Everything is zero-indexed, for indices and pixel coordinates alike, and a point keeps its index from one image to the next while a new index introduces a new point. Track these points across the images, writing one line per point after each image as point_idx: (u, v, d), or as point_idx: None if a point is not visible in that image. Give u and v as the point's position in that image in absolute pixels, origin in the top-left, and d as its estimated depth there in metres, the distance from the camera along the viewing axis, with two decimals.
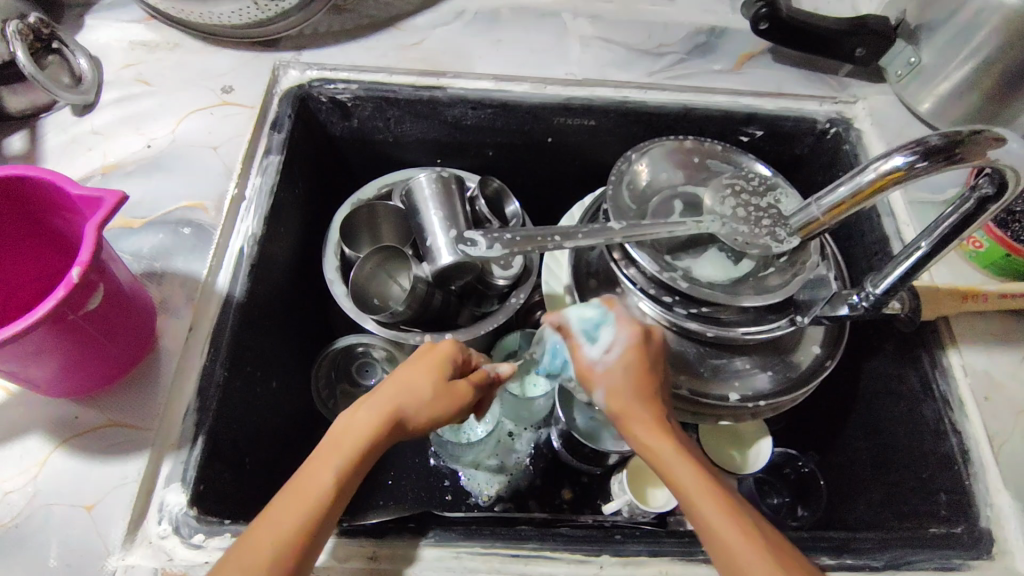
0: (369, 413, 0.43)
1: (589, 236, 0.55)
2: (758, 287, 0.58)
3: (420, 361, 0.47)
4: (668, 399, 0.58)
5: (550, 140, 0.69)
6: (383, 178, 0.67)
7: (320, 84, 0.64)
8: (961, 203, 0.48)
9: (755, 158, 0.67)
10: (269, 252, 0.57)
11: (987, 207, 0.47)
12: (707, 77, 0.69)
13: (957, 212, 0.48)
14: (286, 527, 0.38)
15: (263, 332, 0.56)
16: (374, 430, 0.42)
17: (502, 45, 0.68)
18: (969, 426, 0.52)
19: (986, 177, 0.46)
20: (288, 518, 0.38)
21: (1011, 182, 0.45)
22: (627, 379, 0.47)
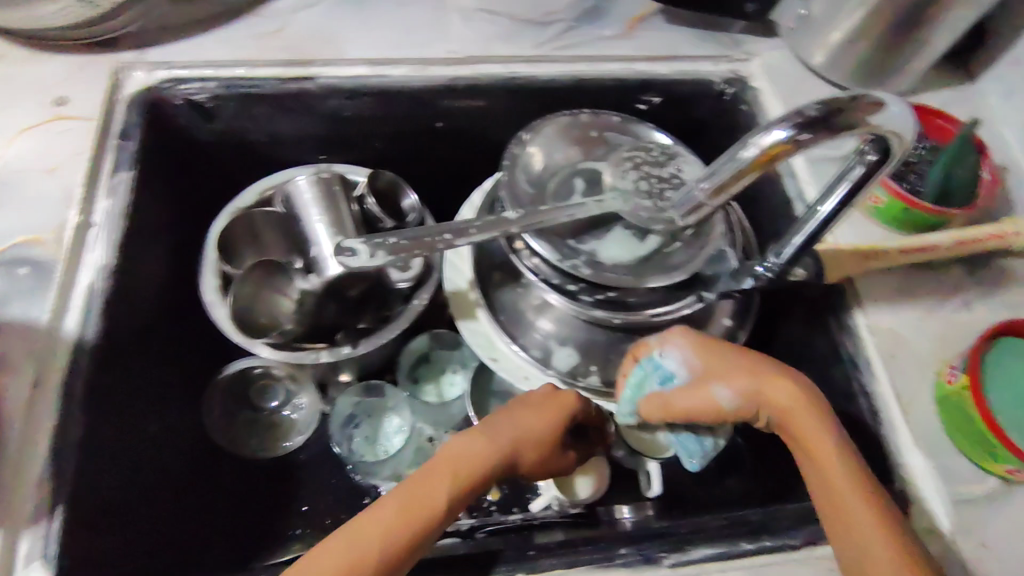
0: (480, 439, 0.46)
1: (482, 229, 0.51)
2: (663, 265, 0.55)
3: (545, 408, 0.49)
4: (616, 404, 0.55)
5: (440, 125, 0.65)
6: (263, 182, 0.61)
7: (172, 85, 0.57)
8: (849, 169, 0.45)
9: (653, 126, 0.64)
10: (129, 284, 0.51)
11: (874, 171, 0.44)
12: (598, 44, 0.65)
13: (848, 178, 0.45)
14: (386, 535, 0.40)
15: (129, 375, 0.50)
16: (484, 465, 0.45)
17: (375, 25, 0.62)
18: (878, 386, 0.52)
19: (870, 142, 0.43)
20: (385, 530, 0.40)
21: (892, 147, 0.42)
22: (742, 374, 0.47)
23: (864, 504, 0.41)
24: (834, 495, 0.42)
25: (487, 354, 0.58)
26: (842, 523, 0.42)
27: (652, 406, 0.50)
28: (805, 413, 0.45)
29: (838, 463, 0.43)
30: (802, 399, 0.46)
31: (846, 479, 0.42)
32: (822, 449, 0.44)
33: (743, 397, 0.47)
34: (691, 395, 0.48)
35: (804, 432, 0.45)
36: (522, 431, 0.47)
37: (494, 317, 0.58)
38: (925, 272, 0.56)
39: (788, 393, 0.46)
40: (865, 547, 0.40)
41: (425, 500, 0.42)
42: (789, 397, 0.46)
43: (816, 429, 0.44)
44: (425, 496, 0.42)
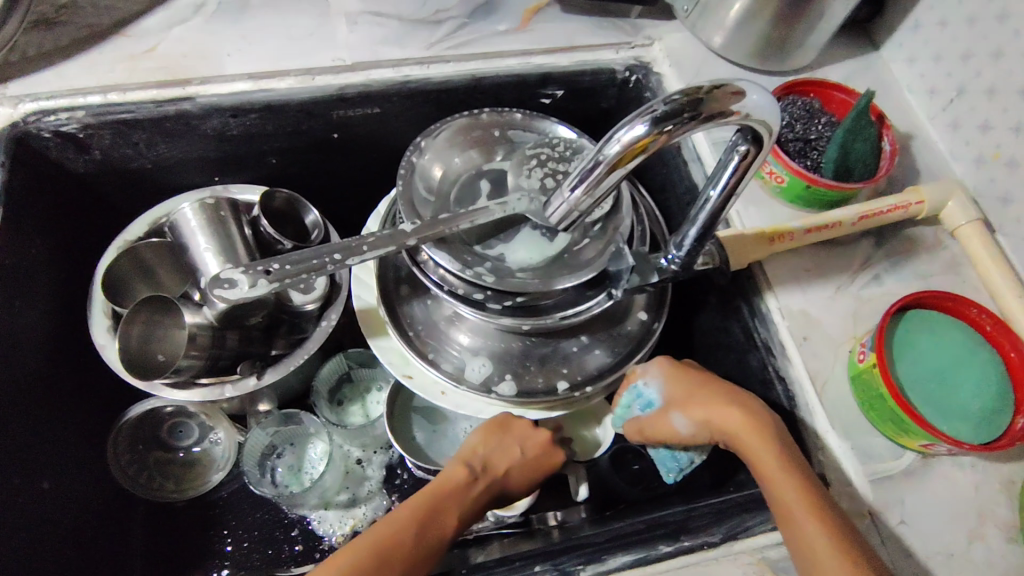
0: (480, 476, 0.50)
1: (375, 246, 0.49)
2: (573, 264, 0.54)
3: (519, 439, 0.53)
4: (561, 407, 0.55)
5: (336, 136, 0.62)
6: (150, 213, 0.58)
7: (37, 118, 0.53)
8: (726, 159, 0.43)
9: (557, 120, 0.62)
10: (0, 336, 0.48)
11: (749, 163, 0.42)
12: (493, 40, 0.63)
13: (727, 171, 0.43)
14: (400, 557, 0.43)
15: (9, 433, 0.47)
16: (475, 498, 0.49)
17: (254, 37, 0.59)
18: (792, 369, 0.51)
19: (740, 132, 0.41)
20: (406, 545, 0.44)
21: (763, 133, 0.40)
22: (696, 403, 0.50)
23: (799, 505, 0.42)
24: (775, 503, 0.43)
25: (401, 372, 0.55)
26: (785, 526, 0.42)
27: (633, 429, 0.53)
28: (749, 430, 0.47)
29: (773, 470, 0.44)
30: (745, 418, 0.47)
31: (788, 483, 0.43)
32: (763, 459, 0.45)
33: (700, 425, 0.50)
34: (656, 423, 0.52)
35: (748, 448, 0.46)
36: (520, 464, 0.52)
37: (402, 334, 0.55)
38: (834, 249, 0.56)
39: (735, 416, 0.48)
40: (803, 548, 0.40)
41: (434, 524, 0.46)
42: (732, 420, 0.48)
43: (761, 446, 0.45)
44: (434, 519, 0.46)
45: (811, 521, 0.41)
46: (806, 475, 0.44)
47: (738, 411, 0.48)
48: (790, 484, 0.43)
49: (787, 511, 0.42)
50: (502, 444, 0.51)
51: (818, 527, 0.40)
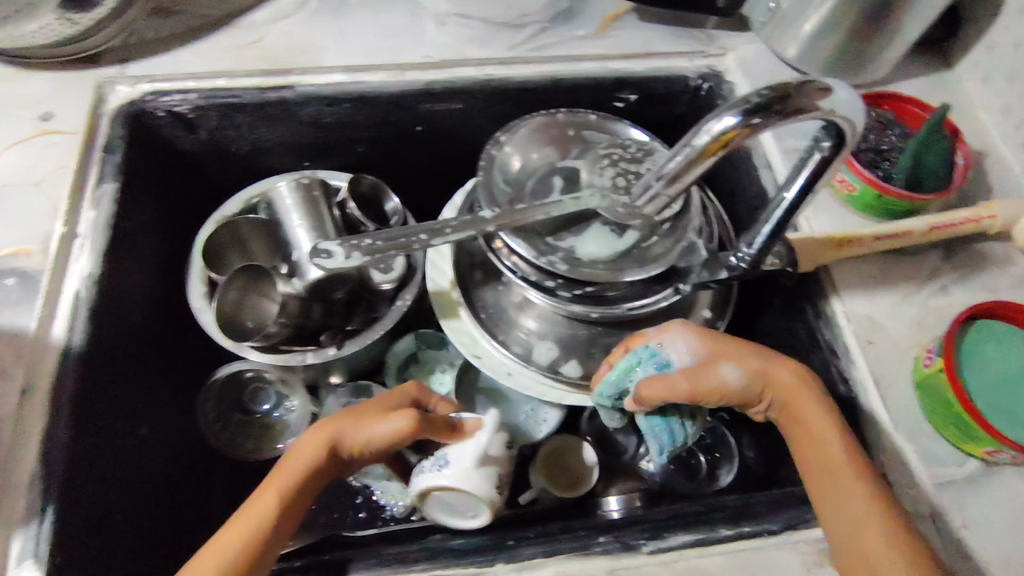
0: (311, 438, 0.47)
1: (458, 229, 0.52)
2: (642, 259, 0.55)
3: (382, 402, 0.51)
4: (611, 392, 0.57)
5: (419, 129, 0.66)
6: (247, 192, 0.63)
7: (154, 97, 0.58)
8: (806, 156, 0.46)
9: (630, 123, 0.64)
10: (113, 291, 0.52)
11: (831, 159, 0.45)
12: (572, 44, 0.66)
13: (809, 165, 0.46)
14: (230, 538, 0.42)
15: (116, 379, 0.51)
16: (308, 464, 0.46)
17: (351, 33, 0.63)
18: (856, 372, 0.52)
19: (824, 129, 0.44)
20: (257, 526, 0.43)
21: (846, 133, 0.43)
22: (745, 357, 0.50)
23: (871, 508, 0.42)
24: (832, 493, 0.44)
25: (471, 352, 0.58)
26: (843, 520, 0.42)
27: (656, 387, 0.48)
28: (808, 399, 0.48)
29: (842, 466, 0.45)
30: (810, 396, 0.48)
31: (850, 479, 0.44)
32: (823, 433, 0.46)
33: (752, 379, 0.49)
34: (704, 380, 0.49)
35: (816, 435, 0.47)
36: (376, 428, 0.48)
37: (475, 314, 0.59)
38: (902, 259, 0.57)
39: (806, 402, 0.48)
40: (859, 543, 0.41)
41: (257, 511, 0.43)
42: (800, 395, 0.48)
43: (830, 442, 0.46)
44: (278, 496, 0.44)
45: (874, 524, 0.41)
46: (868, 472, 0.44)
47: (811, 394, 0.48)
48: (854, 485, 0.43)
49: (840, 484, 0.44)
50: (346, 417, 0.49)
51: (880, 528, 0.41)
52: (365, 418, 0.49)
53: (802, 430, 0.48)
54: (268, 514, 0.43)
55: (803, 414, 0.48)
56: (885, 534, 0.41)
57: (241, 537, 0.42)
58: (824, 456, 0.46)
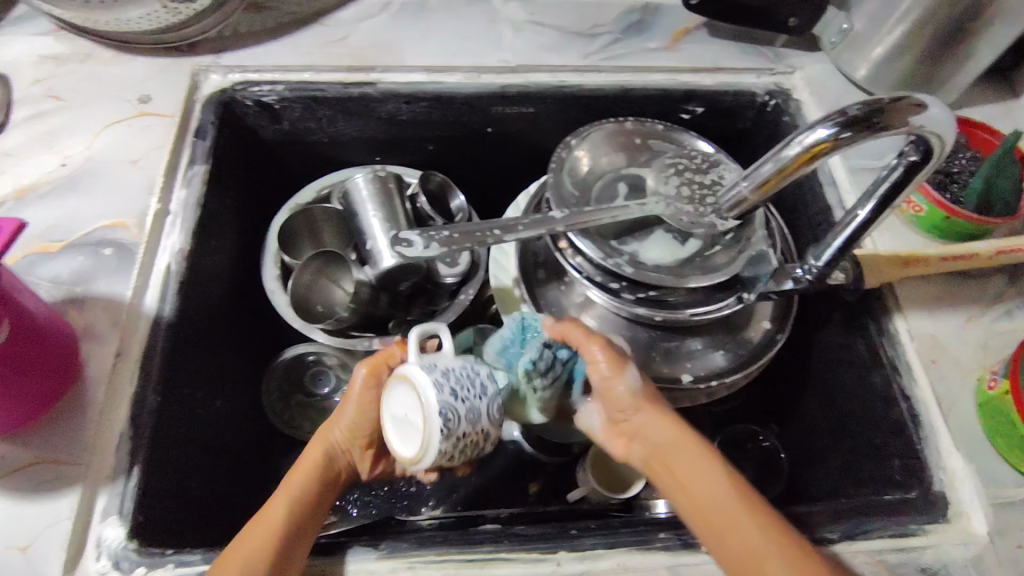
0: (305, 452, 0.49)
1: (531, 227, 0.53)
2: (704, 267, 0.57)
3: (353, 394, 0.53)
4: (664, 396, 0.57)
5: (489, 130, 0.68)
6: (321, 182, 0.66)
7: (244, 87, 0.61)
8: (889, 171, 0.47)
9: (697, 135, 0.66)
10: (200, 267, 0.55)
11: (914, 173, 0.46)
12: (643, 55, 0.67)
13: (889, 179, 0.47)
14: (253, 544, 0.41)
15: (199, 351, 0.54)
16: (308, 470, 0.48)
17: (431, 35, 0.66)
18: (918, 390, 0.52)
19: (910, 144, 0.46)
20: (288, 509, 0.44)
21: (935, 148, 0.45)
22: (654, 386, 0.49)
23: (737, 510, 0.41)
24: (733, 519, 0.41)
25: None
26: (712, 517, 0.42)
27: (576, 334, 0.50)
28: (668, 429, 0.46)
29: (711, 494, 0.42)
30: (678, 432, 0.46)
31: (733, 503, 0.41)
32: (682, 464, 0.44)
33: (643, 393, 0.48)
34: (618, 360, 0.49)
35: (691, 469, 0.44)
36: (349, 410, 0.51)
37: (538, 311, 0.60)
38: (967, 280, 0.57)
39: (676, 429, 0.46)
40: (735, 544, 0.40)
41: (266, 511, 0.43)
42: (682, 433, 0.46)
43: (688, 461, 0.44)
44: (297, 488, 0.46)
45: (744, 519, 0.41)
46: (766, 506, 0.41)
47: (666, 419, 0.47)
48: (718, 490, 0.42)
49: (708, 510, 0.42)
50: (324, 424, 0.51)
51: (762, 534, 0.40)
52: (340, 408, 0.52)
53: (665, 463, 0.45)
54: (293, 501, 0.45)
55: (656, 443, 0.46)
56: (757, 533, 0.40)
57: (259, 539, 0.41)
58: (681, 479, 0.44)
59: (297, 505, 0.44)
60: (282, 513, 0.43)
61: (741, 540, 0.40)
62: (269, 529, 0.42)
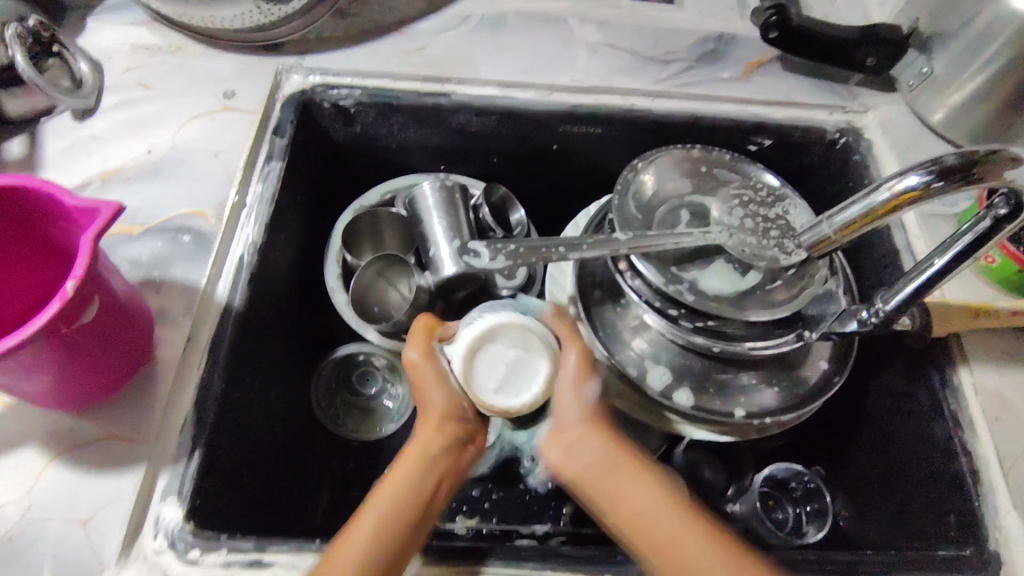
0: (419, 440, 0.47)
1: (594, 247, 0.54)
2: (763, 301, 0.57)
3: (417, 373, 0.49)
4: (712, 425, 0.57)
5: (555, 147, 0.68)
6: (386, 185, 0.67)
7: (323, 89, 0.63)
8: (976, 222, 0.47)
9: (763, 168, 0.65)
10: (270, 260, 0.56)
11: (1002, 227, 0.46)
12: (716, 85, 0.68)
13: (973, 231, 0.47)
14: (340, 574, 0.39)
15: (263, 341, 0.55)
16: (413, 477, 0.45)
17: (508, 51, 0.67)
18: (979, 446, 0.52)
19: (1001, 197, 0.46)
20: (373, 536, 0.41)
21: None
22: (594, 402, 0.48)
23: (676, 524, 0.43)
24: (663, 530, 0.43)
25: None
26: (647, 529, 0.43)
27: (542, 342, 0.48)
28: (608, 454, 0.47)
29: (646, 503, 0.44)
30: (628, 479, 0.45)
31: (661, 512, 0.43)
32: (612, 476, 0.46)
33: (584, 418, 0.48)
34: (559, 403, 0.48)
35: (622, 485, 0.45)
36: (432, 401, 0.48)
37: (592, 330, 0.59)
38: None
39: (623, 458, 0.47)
40: (681, 548, 0.42)
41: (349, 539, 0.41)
42: (616, 478, 0.45)
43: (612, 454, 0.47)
44: (386, 506, 0.43)
45: (682, 522, 0.43)
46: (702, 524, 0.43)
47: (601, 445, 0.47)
48: (650, 491, 0.44)
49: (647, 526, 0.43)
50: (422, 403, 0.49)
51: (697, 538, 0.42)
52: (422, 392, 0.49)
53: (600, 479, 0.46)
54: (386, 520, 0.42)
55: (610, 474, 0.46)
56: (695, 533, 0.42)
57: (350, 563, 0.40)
58: (618, 493, 0.45)
59: (388, 524, 0.42)
60: (365, 545, 0.41)
61: (645, 511, 0.44)
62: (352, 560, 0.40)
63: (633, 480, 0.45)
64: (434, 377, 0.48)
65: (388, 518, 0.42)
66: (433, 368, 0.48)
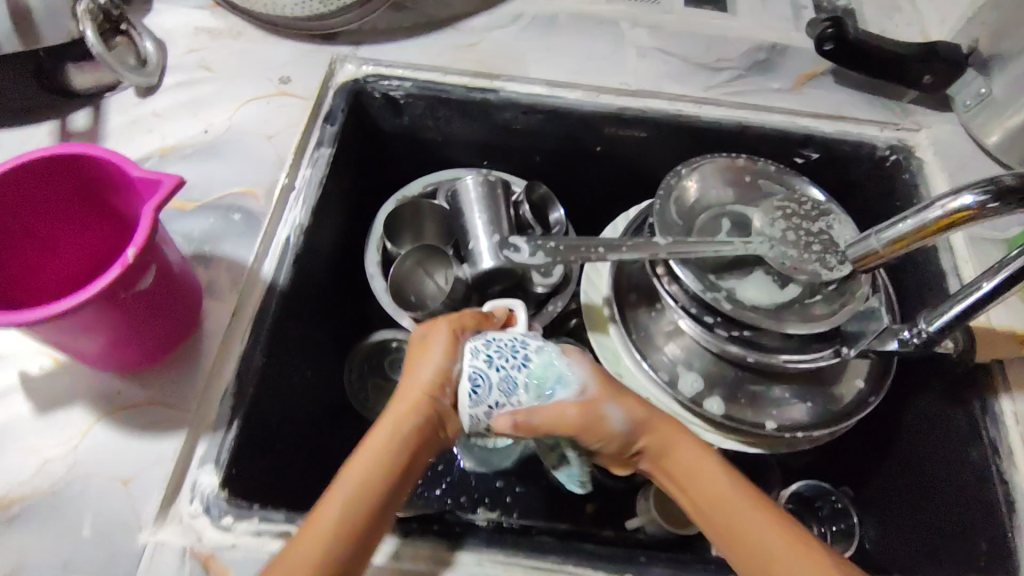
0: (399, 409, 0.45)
1: (634, 249, 0.54)
2: (802, 314, 0.56)
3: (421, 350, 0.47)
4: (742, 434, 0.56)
5: (598, 149, 0.68)
6: (429, 177, 0.69)
7: (375, 80, 0.64)
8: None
9: (809, 181, 0.65)
10: (315, 244, 0.57)
11: None
12: (766, 95, 0.67)
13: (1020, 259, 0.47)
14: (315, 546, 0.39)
15: (303, 321, 0.56)
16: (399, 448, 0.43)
17: (558, 51, 0.68)
18: (1016, 475, 0.51)
19: None
20: (348, 508, 0.40)
21: None
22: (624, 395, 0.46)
23: (745, 512, 0.43)
24: (734, 518, 0.43)
25: (613, 368, 0.60)
26: (716, 513, 0.44)
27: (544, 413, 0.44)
28: (667, 439, 0.47)
29: (717, 490, 0.44)
30: (695, 462, 0.46)
31: (735, 500, 0.44)
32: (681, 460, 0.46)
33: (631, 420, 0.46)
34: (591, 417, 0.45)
35: (692, 470, 0.46)
36: (421, 375, 0.45)
37: (627, 333, 0.60)
38: None
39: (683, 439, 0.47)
40: (747, 536, 0.42)
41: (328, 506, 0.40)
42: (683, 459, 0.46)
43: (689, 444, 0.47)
44: (358, 481, 0.41)
45: (751, 510, 0.43)
46: (770, 514, 0.43)
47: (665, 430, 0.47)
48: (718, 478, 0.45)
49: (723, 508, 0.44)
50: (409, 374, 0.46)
51: (765, 529, 0.42)
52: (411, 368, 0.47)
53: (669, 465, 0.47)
54: (371, 485, 0.41)
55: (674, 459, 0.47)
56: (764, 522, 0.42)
57: (331, 534, 0.39)
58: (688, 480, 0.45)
59: (364, 498, 0.41)
60: (336, 518, 0.40)
61: (712, 493, 0.44)
62: (327, 527, 0.39)
63: (700, 467, 0.46)
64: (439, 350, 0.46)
65: (361, 493, 0.41)
66: (444, 344, 0.46)
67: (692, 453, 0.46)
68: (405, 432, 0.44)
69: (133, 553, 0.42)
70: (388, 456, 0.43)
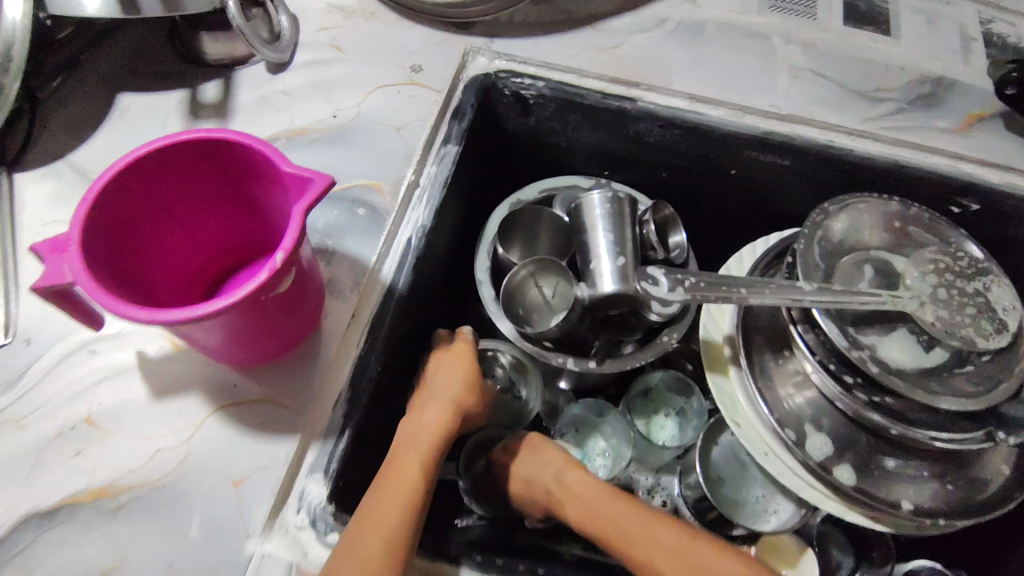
0: (436, 404, 0.49)
1: (781, 293, 0.49)
2: (950, 386, 0.52)
3: (448, 360, 0.52)
4: (878, 514, 0.51)
5: (733, 172, 0.63)
6: (546, 182, 0.65)
7: (508, 76, 0.60)
8: None
9: (968, 235, 0.58)
10: (433, 247, 0.55)
11: None
12: (928, 134, 0.61)
13: None
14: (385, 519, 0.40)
15: (415, 329, 0.54)
16: (443, 426, 0.48)
17: (704, 63, 0.63)
18: None
19: None
20: (417, 477, 0.44)
21: None
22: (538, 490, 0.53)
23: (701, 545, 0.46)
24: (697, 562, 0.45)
25: (731, 417, 0.56)
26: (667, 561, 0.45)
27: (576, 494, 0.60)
28: (613, 509, 0.49)
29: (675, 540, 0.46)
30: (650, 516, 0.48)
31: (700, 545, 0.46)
32: (623, 522, 0.48)
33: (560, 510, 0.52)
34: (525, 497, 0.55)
35: (646, 530, 0.47)
36: (448, 384, 0.50)
37: (749, 379, 0.56)
38: None
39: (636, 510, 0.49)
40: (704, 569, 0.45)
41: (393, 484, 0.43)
42: (632, 520, 0.48)
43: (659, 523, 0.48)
44: (416, 460, 0.45)
45: (704, 542, 0.46)
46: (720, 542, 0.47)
47: (615, 497, 0.50)
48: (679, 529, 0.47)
49: (680, 556, 0.45)
50: (435, 381, 0.51)
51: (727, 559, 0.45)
52: (439, 376, 0.51)
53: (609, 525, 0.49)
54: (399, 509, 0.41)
55: (619, 521, 0.48)
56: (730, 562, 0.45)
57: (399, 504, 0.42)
58: (639, 535, 0.47)
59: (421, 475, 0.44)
60: (416, 482, 0.44)
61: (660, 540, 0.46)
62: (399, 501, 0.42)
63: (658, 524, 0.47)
64: (457, 383, 0.50)
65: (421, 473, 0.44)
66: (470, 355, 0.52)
67: (644, 511, 0.49)
68: (442, 422, 0.48)
69: (239, 561, 0.41)
70: (434, 442, 0.47)
